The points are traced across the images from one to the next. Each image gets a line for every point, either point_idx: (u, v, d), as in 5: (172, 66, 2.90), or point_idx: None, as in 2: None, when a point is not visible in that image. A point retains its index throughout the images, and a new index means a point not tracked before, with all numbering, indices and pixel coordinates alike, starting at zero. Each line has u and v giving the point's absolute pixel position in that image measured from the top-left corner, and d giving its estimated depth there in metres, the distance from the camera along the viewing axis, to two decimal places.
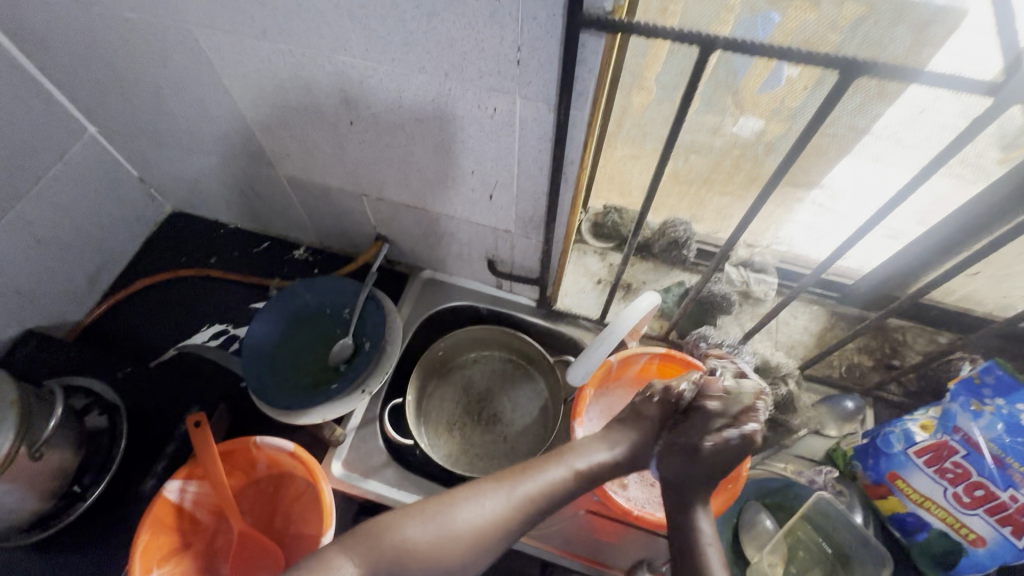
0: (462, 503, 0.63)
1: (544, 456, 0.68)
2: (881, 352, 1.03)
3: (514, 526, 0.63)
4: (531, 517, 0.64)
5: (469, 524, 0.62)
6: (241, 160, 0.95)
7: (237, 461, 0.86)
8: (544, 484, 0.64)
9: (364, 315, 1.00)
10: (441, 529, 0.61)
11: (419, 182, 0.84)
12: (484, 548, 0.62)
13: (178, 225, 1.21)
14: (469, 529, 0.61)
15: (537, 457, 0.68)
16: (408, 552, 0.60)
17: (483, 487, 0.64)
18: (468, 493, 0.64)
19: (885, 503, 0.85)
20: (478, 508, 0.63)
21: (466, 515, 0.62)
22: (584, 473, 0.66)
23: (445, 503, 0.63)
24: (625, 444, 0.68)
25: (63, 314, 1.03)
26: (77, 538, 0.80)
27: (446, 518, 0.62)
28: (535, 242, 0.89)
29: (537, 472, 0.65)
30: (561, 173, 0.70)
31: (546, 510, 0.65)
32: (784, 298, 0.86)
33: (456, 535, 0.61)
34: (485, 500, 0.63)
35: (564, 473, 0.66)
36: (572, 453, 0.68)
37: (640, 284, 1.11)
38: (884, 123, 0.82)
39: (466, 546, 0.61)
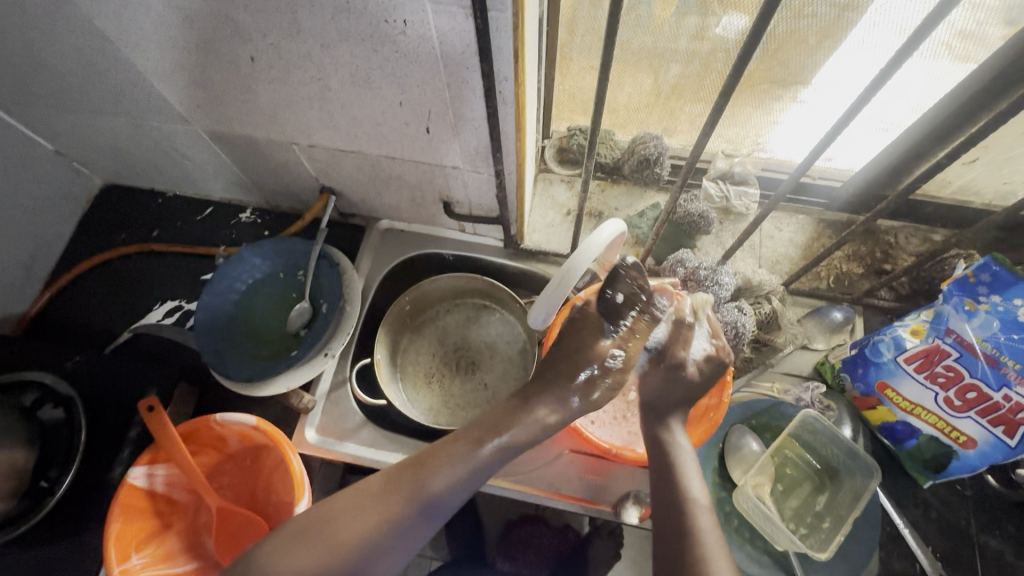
0: (344, 510, 0.58)
1: (442, 438, 0.62)
2: (871, 258, 0.96)
3: (410, 521, 0.57)
4: (433, 505, 0.58)
5: (355, 532, 0.56)
6: (154, 118, 0.85)
7: (206, 439, 0.83)
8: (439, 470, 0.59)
9: (319, 276, 0.94)
10: (321, 540, 0.56)
11: (347, 121, 0.74)
12: (373, 553, 0.56)
13: (113, 198, 1.13)
14: (352, 536, 0.56)
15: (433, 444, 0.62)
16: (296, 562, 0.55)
17: (367, 488, 0.60)
18: (350, 498, 0.59)
19: (875, 413, 0.83)
20: (361, 513, 0.57)
21: (348, 522, 0.57)
22: (490, 447, 0.60)
23: (329, 511, 0.58)
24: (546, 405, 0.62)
25: (5, 307, 0.97)
26: (52, 532, 0.78)
27: (327, 526, 0.57)
28: (486, 176, 0.80)
29: (431, 457, 0.60)
30: (495, 91, 0.60)
31: (451, 497, 0.58)
32: (764, 209, 0.79)
33: (341, 544, 0.56)
34: (369, 502, 0.58)
35: (462, 450, 0.59)
36: (479, 427, 0.61)
37: (611, 211, 1.02)
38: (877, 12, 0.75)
39: (353, 552, 0.56)
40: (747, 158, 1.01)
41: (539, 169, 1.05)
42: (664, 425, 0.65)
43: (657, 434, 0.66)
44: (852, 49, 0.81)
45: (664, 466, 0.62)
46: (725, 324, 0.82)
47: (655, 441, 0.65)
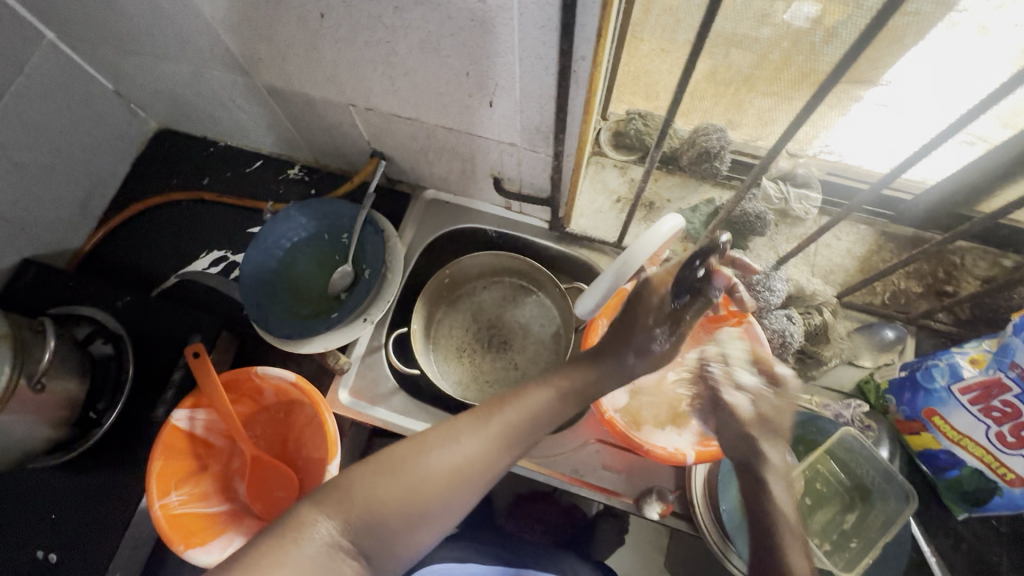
0: (439, 443, 0.59)
1: (516, 388, 0.64)
2: (933, 278, 0.92)
3: (498, 459, 0.60)
4: (514, 447, 0.61)
5: (449, 462, 0.58)
6: (214, 67, 0.84)
7: (244, 390, 0.86)
8: (523, 411, 0.62)
9: (363, 241, 0.94)
10: (411, 474, 0.56)
11: (410, 88, 0.73)
12: (464, 487, 0.58)
13: (166, 143, 1.14)
14: (448, 469, 0.57)
15: (507, 392, 0.64)
16: (385, 502, 0.54)
17: (460, 424, 0.61)
18: (445, 432, 0.60)
19: (917, 439, 0.80)
20: (456, 447, 0.59)
21: (444, 457, 0.58)
22: (567, 398, 0.65)
23: (412, 450, 0.58)
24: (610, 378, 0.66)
25: (62, 241, 1.01)
26: (97, 460, 0.82)
27: (421, 464, 0.57)
28: (543, 155, 0.78)
29: (514, 403, 0.63)
30: (570, 70, 0.58)
31: (526, 441, 0.62)
32: (832, 219, 0.76)
33: (431, 477, 0.57)
34: (463, 436, 0.59)
35: (540, 401, 0.63)
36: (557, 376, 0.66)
37: (663, 203, 0.99)
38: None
39: (442, 488, 0.57)
40: (812, 160, 0.96)
41: (592, 152, 1.02)
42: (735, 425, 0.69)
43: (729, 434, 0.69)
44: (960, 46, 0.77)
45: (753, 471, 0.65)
46: (772, 332, 0.79)
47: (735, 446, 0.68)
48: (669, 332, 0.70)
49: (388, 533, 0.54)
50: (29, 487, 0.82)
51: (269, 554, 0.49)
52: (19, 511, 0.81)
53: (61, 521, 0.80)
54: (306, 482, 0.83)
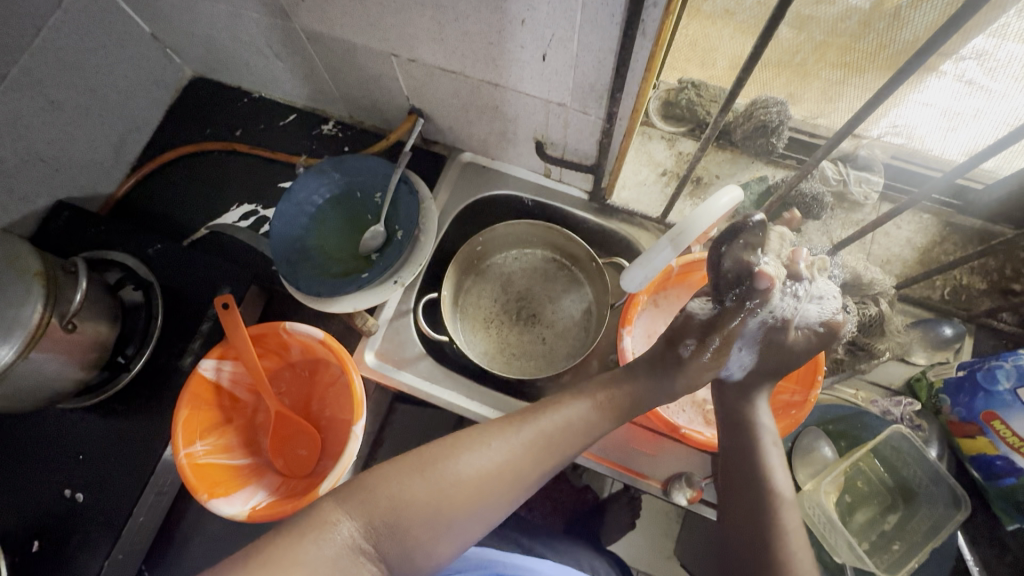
0: (467, 447, 0.57)
1: (552, 396, 0.63)
2: (999, 275, 0.86)
3: (528, 470, 0.58)
4: (546, 457, 0.59)
5: (478, 468, 0.56)
6: (254, 10, 0.81)
7: (271, 345, 0.85)
8: (557, 421, 0.60)
9: (396, 202, 0.91)
10: (438, 477, 0.54)
11: (459, 36, 0.68)
12: (493, 495, 0.56)
13: (200, 91, 1.11)
14: (476, 476, 0.55)
15: (538, 402, 0.63)
16: (410, 504, 0.53)
17: (490, 429, 0.59)
18: (473, 436, 0.58)
19: (970, 443, 0.75)
20: (485, 453, 0.57)
21: (474, 460, 0.56)
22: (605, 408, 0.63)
23: (438, 452, 0.56)
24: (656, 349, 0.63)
25: (95, 185, 1.00)
26: (125, 405, 0.83)
27: (448, 467, 0.55)
28: (594, 118, 0.73)
29: (548, 414, 0.61)
30: (639, 19, 0.53)
31: (560, 455, 0.60)
32: (894, 209, 0.70)
33: (459, 481, 0.55)
34: (493, 442, 0.58)
35: (578, 411, 0.62)
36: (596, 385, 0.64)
37: (712, 178, 0.93)
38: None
39: (471, 493, 0.55)
40: (875, 142, 0.89)
41: (640, 121, 0.96)
42: (747, 400, 0.63)
43: (734, 403, 0.64)
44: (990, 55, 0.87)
45: (740, 442, 0.60)
46: None
47: (733, 413, 0.64)
48: (698, 343, 0.64)
49: (413, 539, 0.52)
50: (58, 428, 0.82)
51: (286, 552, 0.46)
52: (47, 450, 0.82)
53: (87, 463, 0.81)
54: (329, 443, 0.83)
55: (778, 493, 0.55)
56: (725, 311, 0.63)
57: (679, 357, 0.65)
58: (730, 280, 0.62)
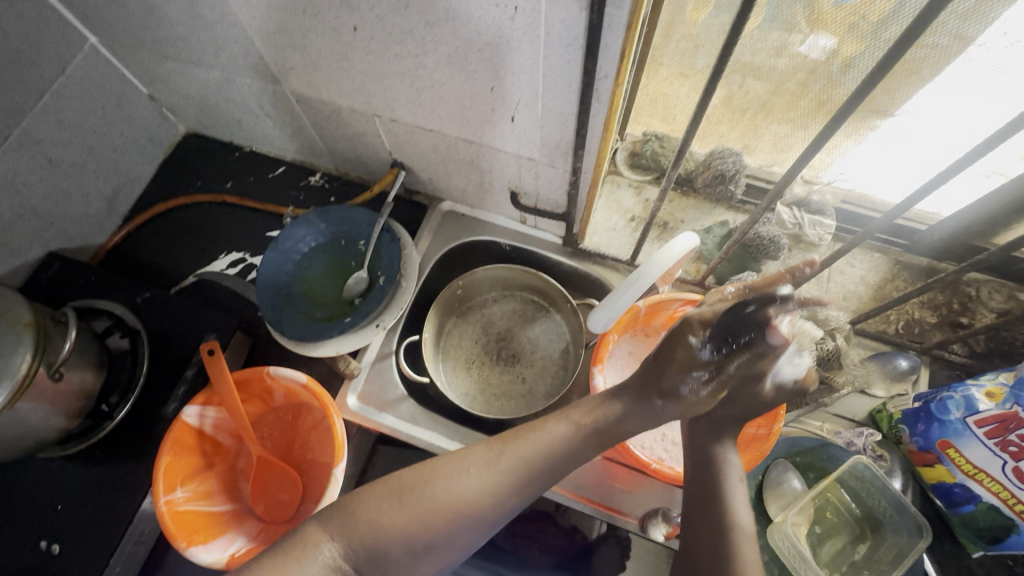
0: (447, 474, 0.61)
1: (537, 419, 0.65)
2: (947, 309, 0.92)
3: (506, 494, 0.60)
4: (526, 481, 0.61)
5: (457, 493, 0.60)
6: (246, 75, 0.87)
7: (255, 390, 0.87)
8: (538, 445, 0.62)
9: (379, 249, 0.95)
10: (416, 503, 0.59)
11: (434, 100, 0.74)
12: (471, 519, 0.59)
13: (193, 146, 1.17)
14: (455, 501, 0.59)
15: (523, 425, 0.65)
16: (387, 530, 0.58)
17: (470, 455, 0.62)
18: (452, 462, 0.62)
19: (931, 471, 0.78)
20: (464, 477, 0.60)
21: (450, 486, 0.60)
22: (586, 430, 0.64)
23: (418, 479, 0.61)
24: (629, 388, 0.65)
25: (86, 236, 1.03)
26: (105, 453, 0.83)
27: (426, 493, 0.59)
28: (562, 171, 0.79)
29: (529, 437, 0.63)
30: (593, 89, 0.59)
31: (541, 476, 0.62)
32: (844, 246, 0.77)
33: (435, 507, 0.59)
34: (472, 467, 0.61)
35: (560, 433, 0.63)
36: (577, 409, 0.65)
37: (677, 223, 1.00)
38: (998, 31, 0.69)
39: (447, 519, 0.59)
40: (826, 187, 0.98)
41: (609, 171, 1.03)
42: (720, 443, 0.64)
43: (707, 446, 0.65)
44: (942, 94, 0.79)
45: (708, 479, 0.62)
46: None
47: (705, 453, 0.64)
48: (701, 382, 0.63)
49: (389, 562, 0.58)
50: (37, 477, 0.82)
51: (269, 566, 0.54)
52: (26, 501, 0.82)
53: (66, 512, 0.80)
54: (310, 486, 0.83)
55: (737, 531, 0.57)
56: (734, 352, 0.62)
57: (677, 389, 0.63)
58: (748, 329, 0.61)
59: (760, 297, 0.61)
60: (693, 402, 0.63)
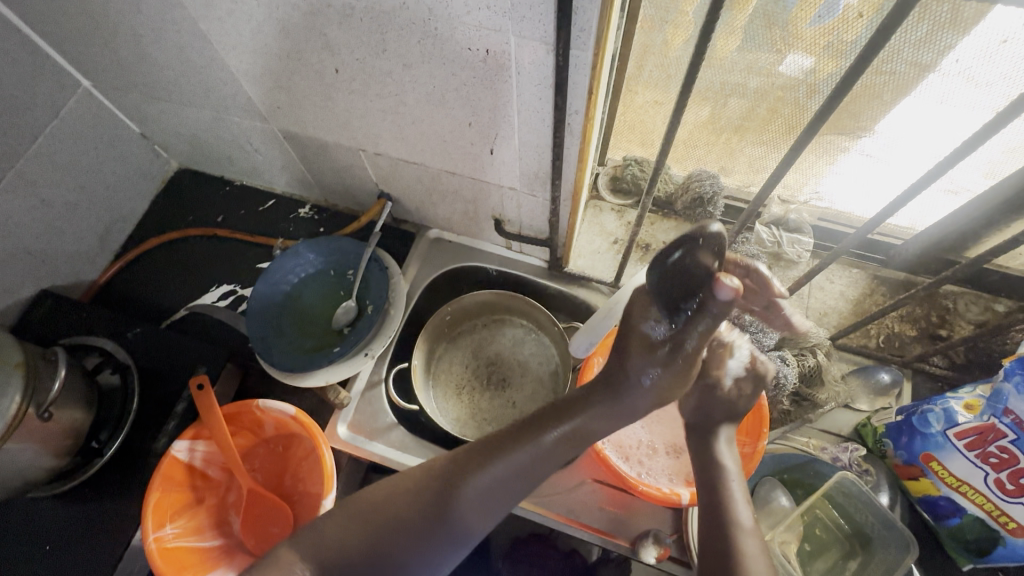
0: (407, 491, 0.62)
1: (497, 430, 0.65)
2: (927, 322, 0.93)
3: (467, 506, 0.60)
4: (489, 492, 0.61)
5: (418, 510, 0.60)
6: (235, 114, 0.90)
7: (245, 422, 0.87)
8: (495, 456, 0.62)
9: (367, 279, 0.97)
10: (378, 521, 0.60)
11: (415, 134, 0.77)
12: (435, 535, 0.60)
13: (185, 182, 1.19)
14: (418, 517, 0.60)
15: (489, 434, 0.65)
16: (350, 549, 0.59)
17: (431, 471, 0.63)
18: (412, 480, 0.63)
19: (916, 484, 0.79)
20: (425, 493, 0.61)
21: (410, 504, 0.61)
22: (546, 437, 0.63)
23: (382, 497, 0.62)
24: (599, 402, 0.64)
25: (78, 273, 1.05)
26: (94, 490, 0.83)
27: (387, 511, 0.61)
28: (542, 199, 0.81)
29: (488, 449, 0.63)
30: (564, 124, 0.62)
31: (505, 487, 0.61)
32: (820, 262, 0.77)
33: (397, 525, 0.60)
34: (433, 483, 0.62)
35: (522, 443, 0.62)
36: (540, 416, 0.64)
37: (659, 245, 1.02)
38: (953, 60, 0.70)
39: (408, 537, 0.59)
40: (803, 206, 1.01)
41: (591, 196, 1.06)
42: (712, 436, 0.65)
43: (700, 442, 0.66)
44: (908, 117, 0.80)
45: (707, 477, 0.63)
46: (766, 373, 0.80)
47: (699, 451, 0.66)
48: (660, 371, 0.62)
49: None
50: (26, 516, 0.82)
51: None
52: (14, 542, 0.81)
53: (54, 553, 0.80)
54: (300, 518, 0.83)
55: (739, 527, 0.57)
56: (685, 321, 0.57)
57: (640, 384, 0.63)
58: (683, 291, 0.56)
59: (683, 242, 0.54)
60: (662, 386, 0.63)
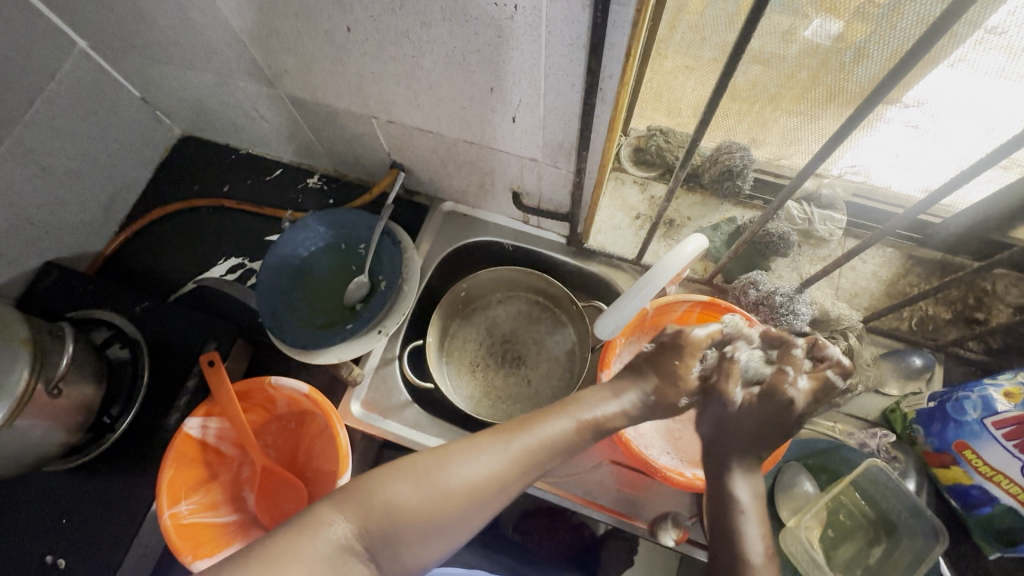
0: (461, 457, 0.58)
1: (543, 410, 0.64)
2: (963, 304, 0.90)
3: (515, 480, 0.59)
4: (529, 472, 0.60)
5: (467, 479, 0.57)
6: (240, 77, 0.85)
7: (257, 399, 0.86)
8: (545, 437, 0.60)
9: (380, 253, 0.93)
10: (434, 485, 0.56)
11: (432, 100, 0.72)
12: (482, 505, 0.57)
13: (189, 149, 1.15)
14: (467, 486, 0.57)
15: (532, 414, 0.63)
16: (404, 512, 0.54)
17: (479, 442, 0.60)
18: (465, 448, 0.59)
19: (947, 472, 0.77)
20: (475, 464, 0.58)
21: (465, 471, 0.57)
22: (586, 428, 0.63)
23: (433, 461, 0.58)
24: (629, 395, 0.66)
25: (83, 244, 1.02)
26: (108, 465, 0.82)
27: (442, 475, 0.57)
28: (565, 171, 0.77)
29: (538, 428, 0.61)
30: (597, 89, 0.57)
31: (545, 468, 0.61)
32: (861, 243, 0.70)
33: (449, 492, 0.56)
34: (483, 454, 0.59)
35: (564, 427, 0.62)
36: (578, 406, 0.64)
37: (684, 221, 0.97)
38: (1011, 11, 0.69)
39: (459, 505, 0.56)
40: (836, 180, 0.95)
41: (613, 167, 1.01)
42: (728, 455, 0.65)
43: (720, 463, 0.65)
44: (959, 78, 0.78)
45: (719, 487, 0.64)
46: None
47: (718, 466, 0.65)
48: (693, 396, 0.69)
49: (403, 544, 0.54)
50: (42, 490, 0.82)
51: (283, 548, 0.49)
52: (32, 515, 0.81)
53: (72, 527, 0.80)
54: (314, 495, 0.82)
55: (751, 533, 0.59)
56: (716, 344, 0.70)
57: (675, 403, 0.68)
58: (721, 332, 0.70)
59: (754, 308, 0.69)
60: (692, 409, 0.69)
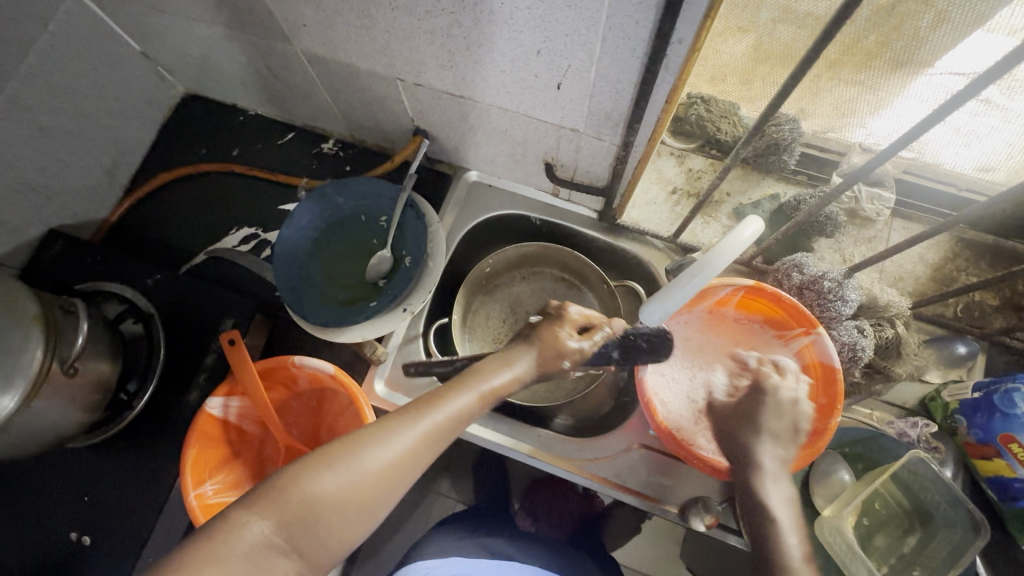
0: (373, 438, 0.51)
1: (449, 383, 0.57)
2: (1012, 291, 0.86)
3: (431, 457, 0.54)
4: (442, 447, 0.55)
5: (383, 463, 0.51)
6: (253, 32, 0.77)
7: (279, 377, 0.83)
8: (452, 412, 0.55)
9: (402, 227, 0.88)
10: (349, 472, 0.49)
11: (469, 63, 0.66)
12: (401, 487, 0.52)
13: (194, 109, 1.08)
14: (383, 470, 0.51)
15: (436, 388, 0.57)
16: (322, 503, 0.48)
17: (389, 423, 0.53)
18: (375, 429, 0.52)
19: (987, 464, 0.75)
20: (387, 446, 0.51)
21: (380, 453, 0.51)
22: (491, 398, 0.58)
23: (344, 445, 0.51)
24: (523, 361, 0.60)
25: (88, 210, 0.97)
26: (127, 442, 0.80)
27: (356, 461, 0.50)
28: (608, 143, 0.72)
29: (448, 401, 0.56)
30: (663, 55, 0.51)
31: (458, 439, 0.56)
32: (928, 230, 0.63)
33: (365, 479, 0.50)
34: (394, 436, 0.52)
35: (471, 400, 0.56)
36: (479, 374, 0.58)
37: (724, 197, 0.91)
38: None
39: (377, 489, 0.50)
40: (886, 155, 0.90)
41: None
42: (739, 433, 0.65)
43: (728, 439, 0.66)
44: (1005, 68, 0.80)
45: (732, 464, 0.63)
46: (840, 344, 0.75)
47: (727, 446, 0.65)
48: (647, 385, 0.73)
49: (324, 535, 0.48)
50: (60, 466, 0.80)
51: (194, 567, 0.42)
52: (52, 490, 0.80)
53: (94, 504, 0.79)
54: None
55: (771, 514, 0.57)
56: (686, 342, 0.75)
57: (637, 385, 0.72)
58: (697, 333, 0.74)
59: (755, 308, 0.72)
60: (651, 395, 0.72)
